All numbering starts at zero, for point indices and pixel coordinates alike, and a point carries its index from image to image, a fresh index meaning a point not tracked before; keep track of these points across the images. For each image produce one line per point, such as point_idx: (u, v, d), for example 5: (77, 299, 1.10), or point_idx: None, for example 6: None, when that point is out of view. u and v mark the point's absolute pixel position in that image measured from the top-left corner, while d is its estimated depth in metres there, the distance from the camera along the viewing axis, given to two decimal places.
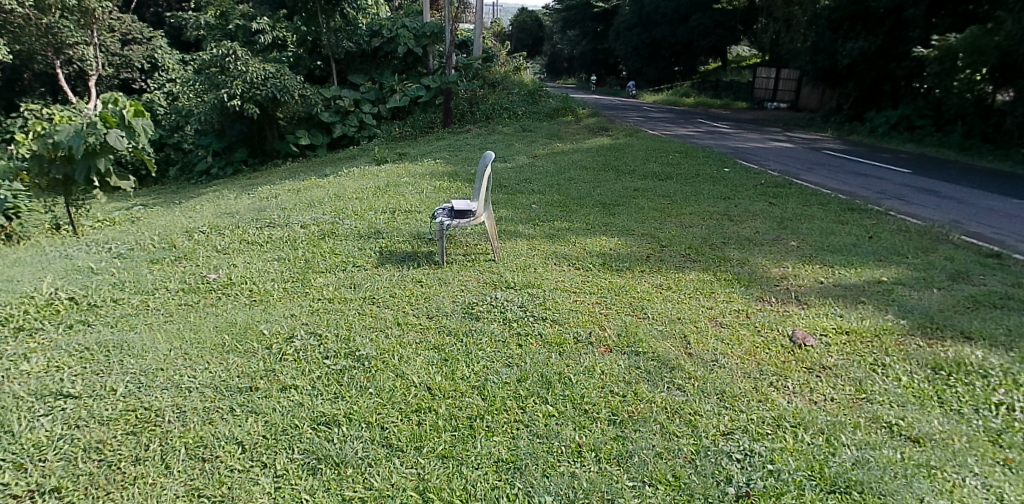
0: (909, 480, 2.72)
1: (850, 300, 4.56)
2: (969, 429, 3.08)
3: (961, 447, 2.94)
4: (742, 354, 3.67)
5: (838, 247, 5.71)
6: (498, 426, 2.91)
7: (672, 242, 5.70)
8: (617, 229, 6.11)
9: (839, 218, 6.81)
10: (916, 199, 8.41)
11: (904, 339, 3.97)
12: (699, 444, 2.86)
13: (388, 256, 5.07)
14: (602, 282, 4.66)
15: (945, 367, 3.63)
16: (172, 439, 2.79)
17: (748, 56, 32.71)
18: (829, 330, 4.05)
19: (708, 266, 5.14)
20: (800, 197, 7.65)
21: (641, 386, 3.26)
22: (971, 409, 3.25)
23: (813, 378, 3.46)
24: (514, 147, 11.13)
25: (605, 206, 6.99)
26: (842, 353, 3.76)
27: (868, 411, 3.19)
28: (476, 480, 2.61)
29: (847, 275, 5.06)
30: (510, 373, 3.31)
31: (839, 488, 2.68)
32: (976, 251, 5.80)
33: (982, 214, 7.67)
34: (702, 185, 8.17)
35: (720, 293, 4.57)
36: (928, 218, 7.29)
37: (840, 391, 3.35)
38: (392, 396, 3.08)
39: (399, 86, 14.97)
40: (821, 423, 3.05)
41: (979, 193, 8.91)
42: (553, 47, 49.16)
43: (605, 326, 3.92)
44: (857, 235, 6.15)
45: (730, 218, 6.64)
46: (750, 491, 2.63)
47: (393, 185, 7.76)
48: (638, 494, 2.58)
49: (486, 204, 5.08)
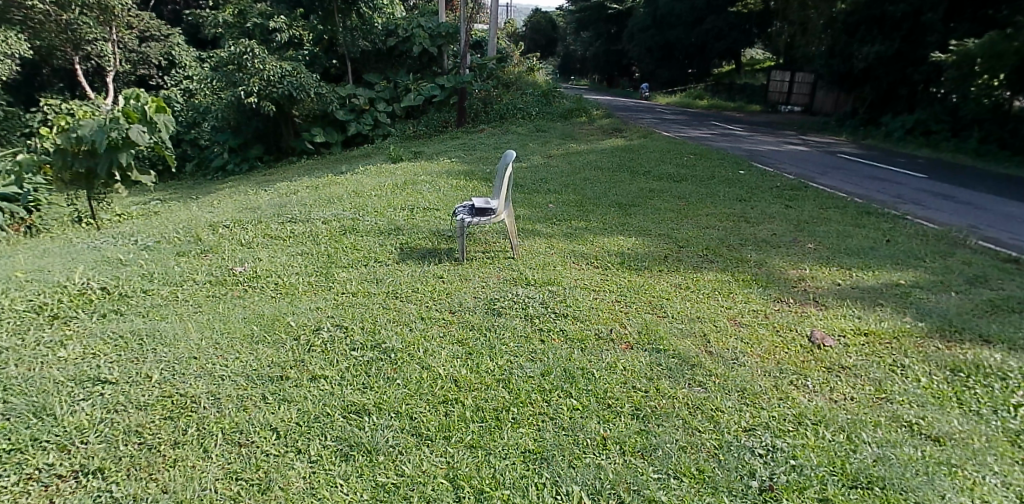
0: (930, 477, 2.75)
1: (867, 302, 4.59)
2: (989, 429, 3.11)
3: (981, 446, 2.97)
4: (761, 353, 3.71)
5: (854, 250, 5.75)
6: (524, 418, 2.96)
7: (689, 243, 5.74)
8: (634, 229, 6.16)
9: (857, 221, 6.82)
10: (932, 202, 8.46)
11: (923, 341, 4.01)
12: (722, 439, 2.89)
13: (409, 252, 5.14)
14: (621, 280, 4.72)
15: (964, 368, 3.67)
16: (209, 425, 2.86)
17: (762, 59, 32.71)
18: (847, 331, 4.09)
19: (725, 266, 5.19)
20: (817, 200, 7.69)
21: (662, 382, 3.31)
22: (990, 410, 3.28)
23: (832, 377, 3.51)
24: (529, 146, 11.20)
25: (621, 207, 7.03)
26: (861, 354, 3.80)
27: (889, 411, 3.22)
28: (505, 469, 2.65)
29: (865, 278, 5.08)
30: (534, 368, 3.36)
31: (861, 483, 2.70)
32: (995, 256, 5.82)
33: (1001, 219, 7.69)
34: (717, 187, 8.21)
35: (739, 293, 4.62)
36: (945, 223, 7.36)
37: (860, 391, 3.39)
38: (419, 387, 3.15)
39: (414, 85, 15.10)
40: (841, 421, 3.09)
41: (992, 199, 9.03)
42: (566, 48, 49.23)
43: (625, 323, 3.98)
44: (873, 238, 6.17)
45: (747, 220, 6.68)
46: (773, 485, 2.65)
47: (410, 182, 7.83)
48: (664, 485, 2.61)
49: (507, 202, 5.13)
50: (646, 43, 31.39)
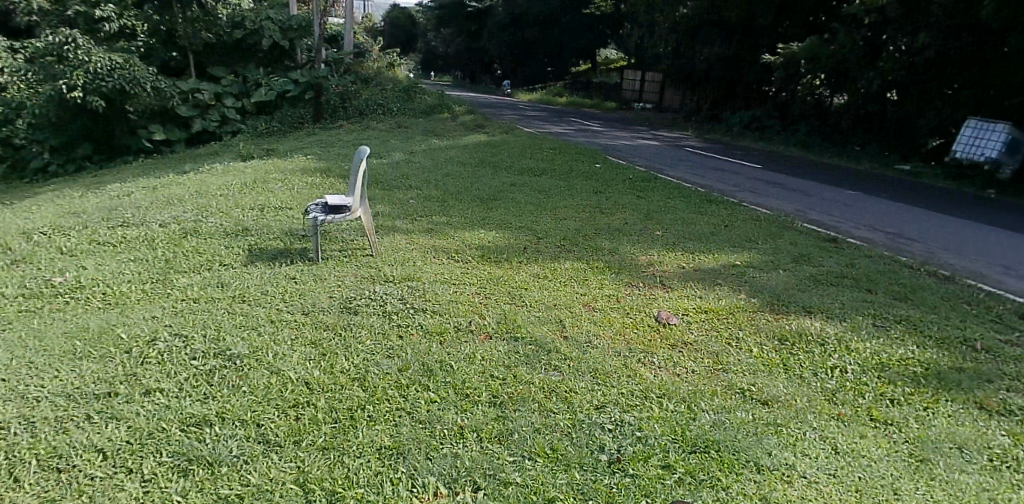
0: (759, 437, 2.99)
1: (708, 282, 4.97)
2: (808, 390, 3.49)
3: (803, 406, 3.32)
4: (612, 334, 3.91)
5: (698, 236, 6.19)
6: (379, 415, 2.90)
7: (548, 235, 5.90)
8: (495, 222, 6.24)
9: (700, 209, 7.36)
10: (764, 190, 9.36)
11: (754, 315, 4.41)
12: (575, 419, 3.00)
13: (258, 254, 4.87)
14: (481, 272, 4.77)
15: (789, 337, 4.10)
16: (20, 452, 2.55)
17: (615, 58, 34.45)
18: (689, 310, 4.39)
19: (581, 255, 5.40)
20: (665, 191, 8.21)
21: (520, 369, 3.38)
22: (810, 373, 3.69)
23: (676, 352, 3.76)
24: (389, 143, 11.02)
25: (482, 201, 7.10)
26: (702, 330, 4.11)
27: (724, 380, 3.50)
28: (358, 468, 2.58)
29: (706, 260, 5.49)
30: (392, 364, 3.31)
31: (699, 447, 2.87)
32: (816, 237, 6.54)
33: (820, 205, 8.70)
34: (574, 180, 8.52)
35: (593, 279, 4.82)
36: (776, 208, 8.19)
37: (700, 363, 3.66)
38: (267, 393, 3.00)
39: (265, 80, 14.36)
40: (682, 392, 3.32)
41: (814, 186, 10.10)
42: (427, 44, 49.01)
43: (484, 314, 4.03)
44: (714, 224, 6.68)
45: (602, 211, 6.98)
46: (620, 456, 2.76)
47: (261, 181, 7.43)
48: (518, 467, 2.64)
49: (363, 199, 5.01)
50: (506, 41, 32.00)
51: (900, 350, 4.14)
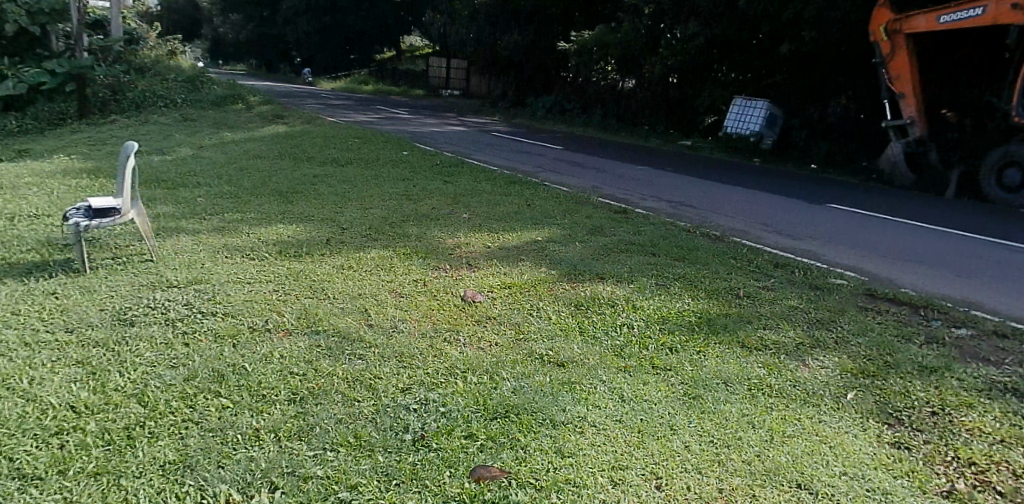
0: (555, 397, 3.21)
1: (512, 258, 5.20)
2: (600, 348, 3.81)
3: (595, 363, 3.61)
4: (419, 317, 3.95)
5: (502, 215, 6.44)
6: (163, 430, 2.68)
7: (353, 225, 5.78)
8: (296, 216, 5.98)
9: (504, 190, 7.64)
10: (564, 168, 10.03)
11: (553, 286, 4.70)
12: (379, 404, 2.99)
13: (6, 270, 4.22)
14: (280, 269, 4.56)
15: (584, 303, 4.43)
16: None
17: (419, 46, 34.49)
18: (494, 287, 4.57)
19: (388, 243, 5.36)
20: (471, 174, 8.42)
21: (322, 362, 3.30)
22: (602, 333, 4.02)
23: (480, 328, 3.90)
24: (174, 138, 10.08)
25: (282, 195, 6.76)
26: (505, 304, 4.29)
27: (526, 348, 3.70)
28: (139, 488, 2.36)
29: (510, 238, 5.73)
30: (176, 375, 3.06)
31: (500, 414, 3.01)
32: (608, 209, 7.12)
33: (613, 180, 9.51)
34: (381, 168, 8.42)
35: (399, 266, 4.82)
36: (575, 184, 8.82)
37: (503, 336, 3.83)
38: (21, 424, 2.63)
39: (12, 70, 12.40)
40: (486, 364, 3.45)
41: (609, 163, 10.96)
42: (216, 31, 45.36)
43: (283, 311, 3.86)
44: (517, 203, 6.99)
45: (408, 197, 6.98)
46: (424, 433, 2.81)
47: (9, 187, 6.43)
48: (320, 460, 2.58)
49: (136, 200, 4.55)
50: (304, 28, 30.64)
51: (678, 304, 4.64)
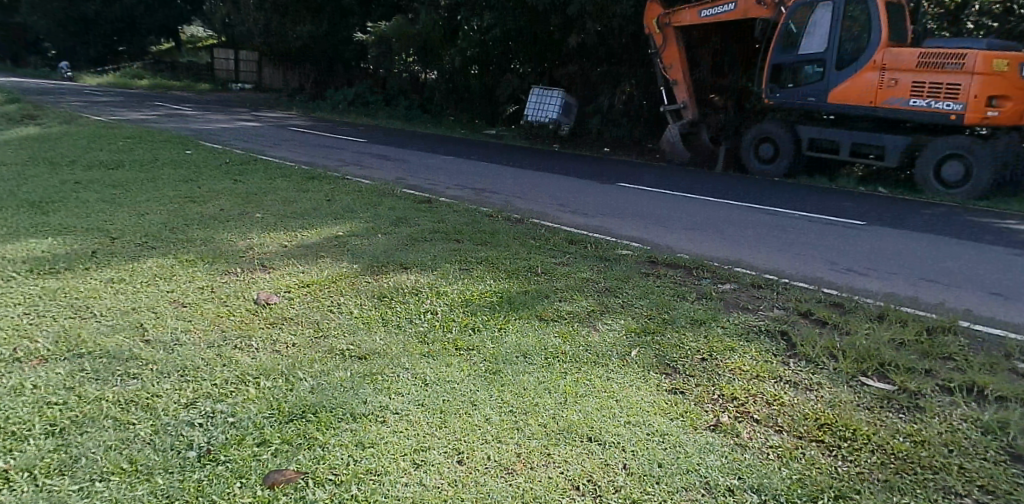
0: (356, 390, 3.17)
1: (310, 256, 5.04)
2: (403, 337, 3.84)
3: (397, 352, 3.63)
4: (205, 326, 3.69)
5: (299, 213, 6.20)
6: None
7: (125, 233, 5.23)
8: (52, 228, 5.27)
9: (302, 186, 7.34)
10: (368, 162, 9.95)
11: (355, 280, 4.64)
12: (158, 424, 2.76)
13: None
14: (33, 290, 3.99)
15: (387, 294, 4.43)
16: None
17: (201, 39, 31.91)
18: (290, 287, 4.40)
19: (169, 250, 4.91)
20: (265, 172, 7.98)
21: (86, 388, 2.96)
22: (404, 321, 4.05)
23: (274, 330, 3.74)
24: None
25: (34, 206, 5.90)
26: (302, 303, 4.16)
27: (325, 345, 3.62)
28: None
29: (309, 236, 5.54)
30: None
31: (296, 415, 2.92)
32: (412, 200, 7.17)
33: (418, 171, 9.64)
34: (160, 170, 7.67)
35: (182, 274, 4.44)
36: (379, 177, 8.80)
37: (300, 335, 3.71)
38: None
39: None
40: (281, 367, 3.32)
41: (413, 156, 11.02)
42: None
43: (36, 337, 3.39)
44: (316, 199, 6.76)
45: (192, 200, 6.45)
46: (211, 447, 2.64)
47: None
48: (86, 494, 2.33)
49: None
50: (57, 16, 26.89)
51: (480, 286, 4.80)
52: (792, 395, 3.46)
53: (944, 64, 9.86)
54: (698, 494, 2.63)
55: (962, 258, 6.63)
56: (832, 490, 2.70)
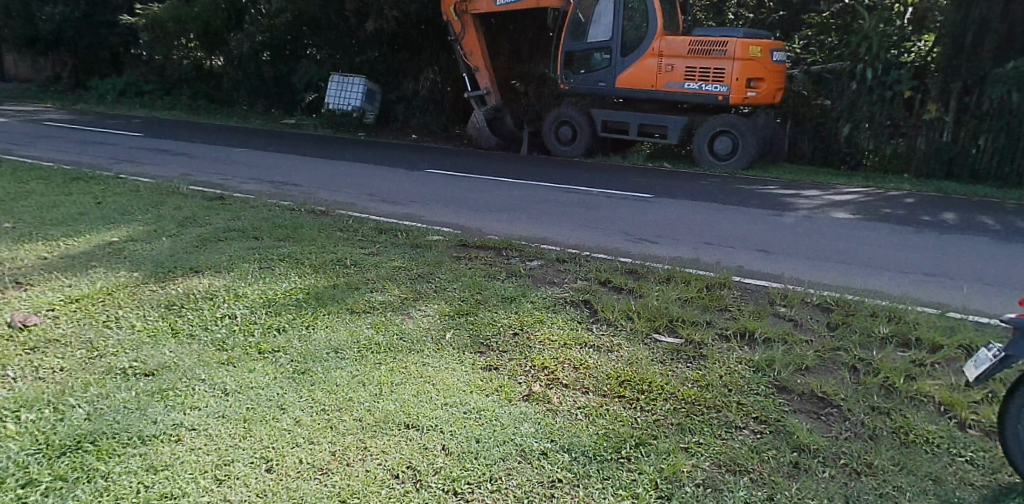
0: (144, 410, 2.88)
1: (78, 267, 4.46)
2: (199, 346, 3.55)
3: (192, 363, 3.34)
4: None
5: (61, 220, 5.44)
6: None
7: None
8: None
9: (65, 189, 6.44)
10: (148, 158, 9.02)
11: (136, 289, 4.18)
12: None
13: None
14: None
15: (177, 301, 4.05)
16: None
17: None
18: (55, 304, 3.86)
19: None
20: (15, 174, 6.88)
21: None
22: (198, 329, 3.74)
23: (36, 357, 3.27)
24: None
25: None
26: (71, 321, 3.67)
27: (103, 366, 3.25)
28: None
29: (75, 245, 4.90)
30: None
31: (69, 448, 2.59)
32: (202, 198, 6.63)
33: (208, 166, 8.94)
34: None
35: None
36: (161, 175, 8.02)
37: (70, 359, 3.28)
38: None
39: None
40: (46, 397, 2.92)
41: (202, 150, 10.15)
42: None
43: None
44: (83, 203, 5.97)
45: None
46: None
47: None
48: None
49: None
50: None
51: (284, 283, 4.55)
52: (596, 358, 3.73)
53: (710, 51, 11.16)
54: (514, 462, 2.74)
55: (730, 221, 7.55)
56: (633, 438, 2.95)
